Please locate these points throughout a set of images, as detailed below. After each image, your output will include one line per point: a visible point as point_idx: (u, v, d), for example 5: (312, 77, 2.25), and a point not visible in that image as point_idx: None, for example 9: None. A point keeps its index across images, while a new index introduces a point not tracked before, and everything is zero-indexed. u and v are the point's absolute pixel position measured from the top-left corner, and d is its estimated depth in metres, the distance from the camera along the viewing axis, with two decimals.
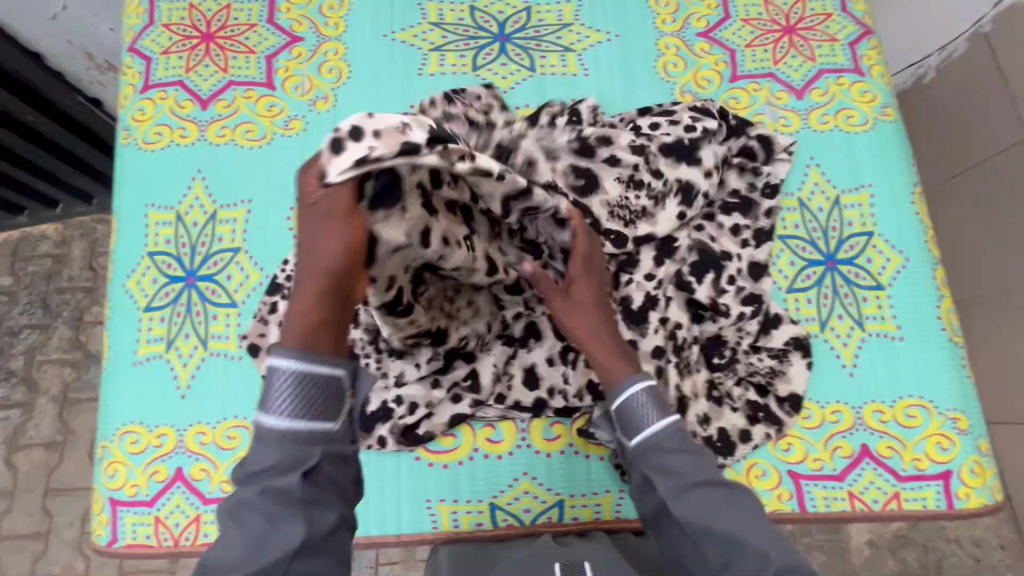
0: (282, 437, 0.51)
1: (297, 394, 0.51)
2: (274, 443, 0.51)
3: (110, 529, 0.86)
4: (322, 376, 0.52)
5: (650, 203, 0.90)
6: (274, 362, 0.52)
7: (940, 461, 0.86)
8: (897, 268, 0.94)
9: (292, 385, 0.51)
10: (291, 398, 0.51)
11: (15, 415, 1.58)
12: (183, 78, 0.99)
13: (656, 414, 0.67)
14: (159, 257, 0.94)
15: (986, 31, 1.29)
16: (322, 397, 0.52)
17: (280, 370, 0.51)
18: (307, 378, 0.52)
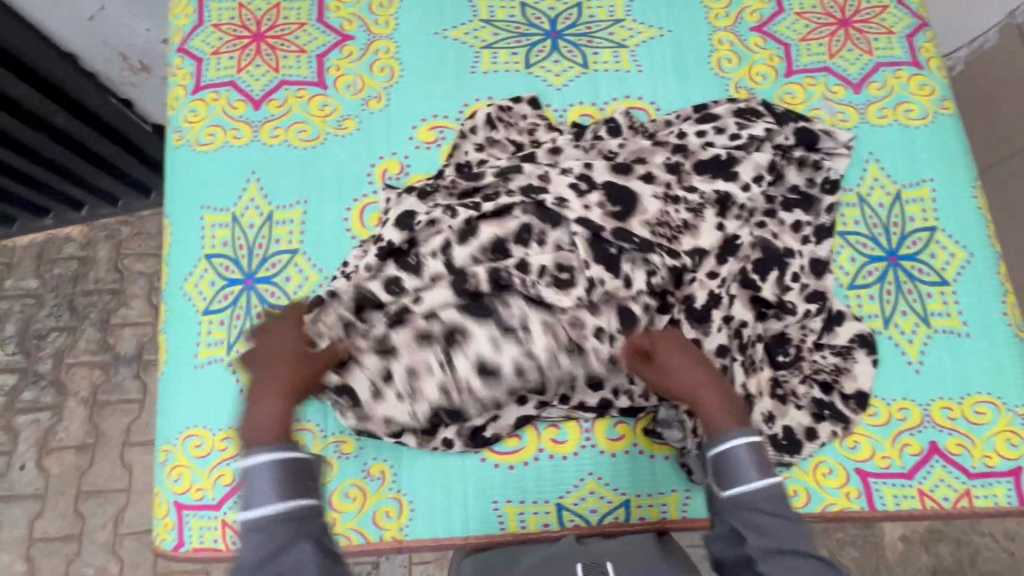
0: (273, 518, 0.68)
1: (271, 481, 0.70)
2: (262, 527, 0.68)
3: (176, 533, 0.86)
4: (286, 459, 0.71)
5: (690, 215, 0.88)
6: (251, 464, 0.71)
7: (1010, 458, 0.86)
8: (961, 264, 0.93)
9: (269, 476, 0.70)
10: (268, 485, 0.70)
11: (45, 417, 1.58)
12: (235, 79, 0.99)
13: (755, 473, 0.73)
14: (216, 260, 0.93)
15: (1020, 22, 1.28)
16: (289, 480, 0.70)
17: (257, 468, 0.70)
18: (284, 468, 0.71)
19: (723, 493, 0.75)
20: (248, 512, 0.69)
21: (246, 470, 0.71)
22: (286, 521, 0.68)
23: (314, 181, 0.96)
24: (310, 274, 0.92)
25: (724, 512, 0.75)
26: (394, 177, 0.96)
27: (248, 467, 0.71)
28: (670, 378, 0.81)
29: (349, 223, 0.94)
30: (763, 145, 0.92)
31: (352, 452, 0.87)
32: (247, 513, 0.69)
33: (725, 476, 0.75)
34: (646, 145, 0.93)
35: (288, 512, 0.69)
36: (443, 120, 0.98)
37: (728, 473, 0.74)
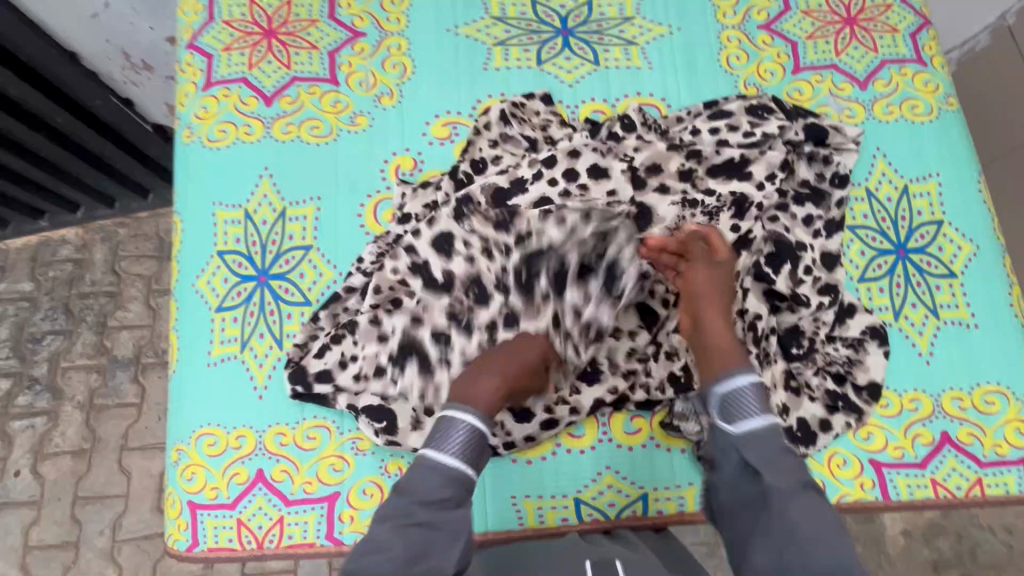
0: (449, 473, 0.64)
1: (465, 446, 0.66)
2: (439, 475, 0.64)
3: (189, 533, 0.84)
4: (485, 431, 0.67)
5: (707, 220, 0.90)
6: (458, 416, 0.67)
7: (1020, 446, 0.87)
8: (969, 256, 0.94)
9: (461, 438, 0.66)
10: (459, 442, 0.66)
11: (41, 423, 1.55)
12: (246, 75, 0.98)
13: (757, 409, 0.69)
14: (228, 257, 0.92)
15: (1010, 24, 1.33)
16: (479, 449, 0.67)
17: (460, 423, 0.66)
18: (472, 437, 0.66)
19: (727, 425, 0.70)
20: (434, 452, 0.65)
21: (453, 418, 0.67)
22: (453, 485, 0.64)
23: (328, 177, 0.95)
24: (324, 271, 0.92)
25: (727, 446, 0.69)
26: (408, 172, 0.96)
27: (457, 416, 0.67)
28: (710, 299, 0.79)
29: (364, 220, 0.94)
30: (777, 143, 0.93)
31: (369, 449, 0.86)
32: (441, 455, 0.65)
33: (732, 407, 0.70)
34: (662, 149, 0.91)
35: (462, 478, 0.65)
36: (456, 117, 0.98)
37: (732, 400, 0.70)
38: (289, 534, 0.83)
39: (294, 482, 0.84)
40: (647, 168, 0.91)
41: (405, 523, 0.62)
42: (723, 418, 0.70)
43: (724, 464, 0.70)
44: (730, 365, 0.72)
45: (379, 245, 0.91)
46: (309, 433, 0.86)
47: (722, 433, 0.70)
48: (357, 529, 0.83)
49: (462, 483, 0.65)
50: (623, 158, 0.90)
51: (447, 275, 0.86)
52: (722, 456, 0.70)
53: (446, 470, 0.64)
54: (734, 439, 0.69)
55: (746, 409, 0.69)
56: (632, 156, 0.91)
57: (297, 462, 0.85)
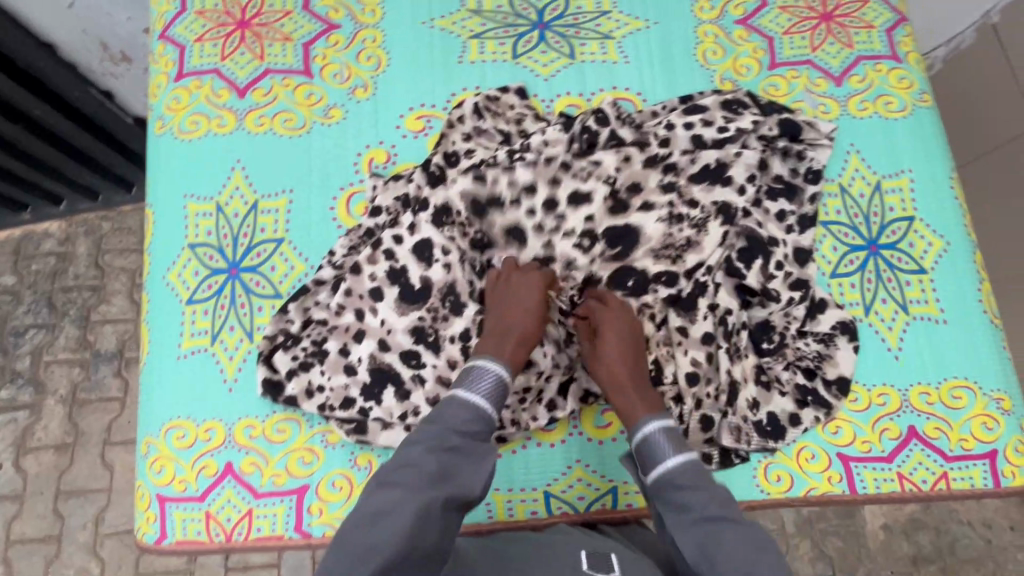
0: (474, 409, 0.72)
1: (492, 388, 0.75)
2: (468, 409, 0.72)
3: (158, 526, 0.84)
4: (506, 380, 0.76)
5: (694, 232, 0.90)
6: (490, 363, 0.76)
7: (986, 441, 0.88)
8: (939, 253, 0.95)
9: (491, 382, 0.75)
10: (485, 386, 0.75)
11: (23, 416, 1.54)
12: (219, 66, 0.98)
13: (668, 455, 0.74)
14: (200, 249, 0.92)
15: (995, 21, 1.35)
16: (502, 395, 0.75)
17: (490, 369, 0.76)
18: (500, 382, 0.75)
19: (645, 473, 0.76)
20: (464, 393, 0.73)
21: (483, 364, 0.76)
22: (480, 421, 0.72)
23: (300, 170, 0.95)
24: (296, 264, 0.91)
25: (652, 497, 0.74)
26: (381, 165, 0.95)
27: (484, 366, 0.76)
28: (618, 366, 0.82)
29: (336, 213, 0.93)
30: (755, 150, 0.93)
31: (339, 442, 0.86)
32: (470, 395, 0.73)
33: (646, 457, 0.76)
34: (639, 169, 0.92)
35: (485, 415, 0.73)
36: (430, 110, 0.98)
37: (645, 449, 0.76)
38: (258, 527, 0.83)
39: (263, 474, 0.84)
40: (627, 188, 0.92)
41: (438, 447, 0.68)
42: (641, 470, 0.76)
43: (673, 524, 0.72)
44: (637, 426, 0.78)
45: (351, 239, 0.91)
46: (278, 426, 0.86)
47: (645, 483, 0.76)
48: (326, 521, 0.83)
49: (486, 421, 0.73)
50: (606, 181, 0.91)
51: (425, 282, 0.87)
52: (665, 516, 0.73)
53: (473, 407, 0.72)
54: (652, 486, 0.74)
55: (655, 459, 0.75)
56: (613, 177, 0.91)
57: (266, 455, 0.85)
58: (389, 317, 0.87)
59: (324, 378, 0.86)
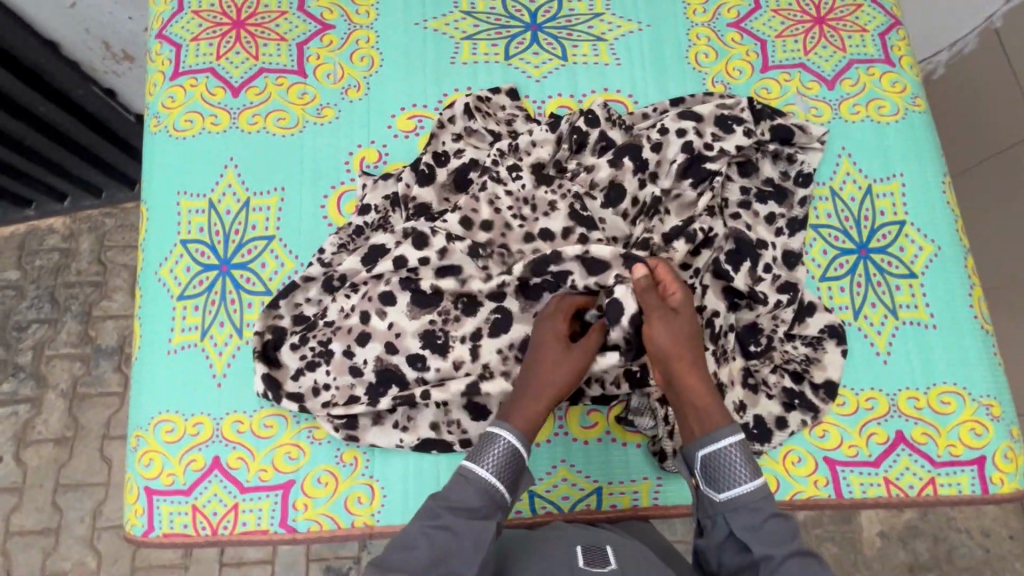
0: (481, 486, 0.67)
1: (504, 459, 0.69)
2: (473, 485, 0.67)
3: (145, 518, 0.85)
4: (522, 451, 0.70)
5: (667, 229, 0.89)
6: (501, 433, 0.70)
7: (975, 447, 0.88)
8: (930, 257, 0.94)
9: (502, 455, 0.69)
10: (495, 457, 0.69)
11: (24, 410, 1.56)
12: (214, 65, 0.99)
13: (746, 473, 0.69)
14: (192, 245, 0.93)
15: (997, 27, 1.36)
16: (514, 468, 0.70)
17: (500, 440, 0.70)
18: (512, 456, 0.69)
19: (713, 492, 0.70)
20: (471, 464, 0.69)
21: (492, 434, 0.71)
22: (486, 499, 0.67)
23: (291, 169, 0.96)
24: (286, 261, 0.92)
25: (716, 515, 0.70)
26: (372, 164, 0.96)
27: (497, 433, 0.70)
28: (687, 357, 0.75)
29: (327, 211, 0.94)
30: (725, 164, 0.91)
31: (325, 438, 0.87)
32: (478, 468, 0.68)
33: (717, 475, 0.70)
34: (625, 176, 0.91)
35: (494, 492, 0.67)
36: (421, 110, 0.98)
37: (714, 466, 0.70)
38: (243, 521, 0.84)
39: (249, 469, 0.85)
40: (609, 190, 0.91)
41: (431, 523, 0.64)
42: (707, 485, 0.71)
43: (711, 531, 0.71)
44: (710, 425, 0.72)
45: (341, 237, 0.91)
46: (265, 421, 0.87)
47: (708, 499, 0.71)
48: (311, 517, 0.84)
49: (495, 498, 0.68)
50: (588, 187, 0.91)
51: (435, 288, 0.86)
52: (710, 524, 0.71)
53: (480, 482, 0.67)
54: (721, 505, 0.70)
55: (730, 477, 0.69)
56: (597, 183, 0.91)
57: (253, 450, 0.86)
58: (400, 320, 0.87)
59: (329, 378, 0.87)
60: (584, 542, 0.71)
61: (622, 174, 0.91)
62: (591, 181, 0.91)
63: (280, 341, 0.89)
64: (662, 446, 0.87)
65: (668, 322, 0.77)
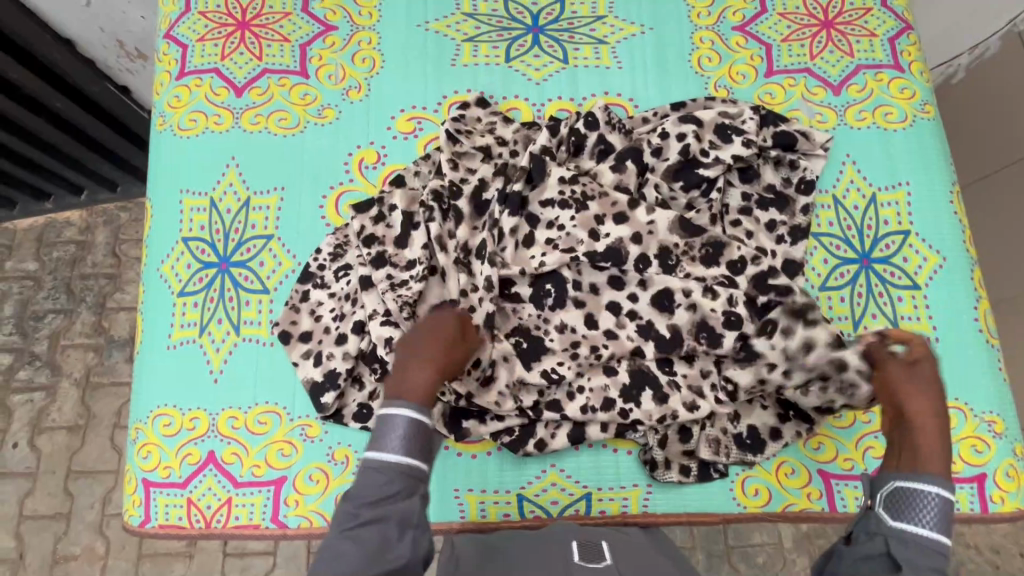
0: (393, 471, 0.63)
1: (407, 436, 0.64)
2: (384, 473, 0.62)
3: (143, 509, 0.87)
4: (423, 421, 0.66)
5: (683, 236, 0.87)
6: (393, 411, 0.65)
7: (975, 464, 0.86)
8: (934, 268, 0.92)
9: (404, 430, 0.64)
10: (399, 435, 0.64)
11: (39, 398, 1.60)
12: (218, 66, 1.00)
13: (930, 524, 0.63)
14: (193, 243, 0.94)
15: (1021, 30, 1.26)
16: (423, 441, 0.65)
17: (395, 418, 0.65)
18: (414, 425, 0.65)
19: (889, 517, 0.65)
20: (377, 453, 0.63)
21: (386, 415, 0.65)
22: (402, 479, 0.62)
23: (293, 170, 0.97)
24: (283, 260, 0.93)
25: (877, 532, 0.64)
26: (370, 166, 0.97)
27: (392, 414, 0.65)
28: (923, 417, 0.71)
29: (325, 211, 0.95)
30: (721, 172, 0.90)
31: (318, 436, 0.87)
32: (383, 454, 0.63)
33: (902, 502, 0.65)
34: (629, 178, 0.90)
35: (410, 472, 0.63)
36: (421, 112, 0.99)
37: (903, 498, 0.65)
38: (236, 515, 0.85)
39: (243, 464, 0.87)
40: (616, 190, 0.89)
41: (353, 525, 0.60)
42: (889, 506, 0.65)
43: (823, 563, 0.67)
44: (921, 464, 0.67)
45: (338, 237, 0.93)
46: (259, 418, 0.88)
47: (876, 519, 0.65)
48: (302, 513, 0.85)
49: (415, 476, 0.64)
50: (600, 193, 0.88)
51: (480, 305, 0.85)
52: (865, 539, 0.65)
53: (394, 469, 0.62)
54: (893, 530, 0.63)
55: (915, 516, 0.63)
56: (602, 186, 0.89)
57: (247, 445, 0.87)
58: None
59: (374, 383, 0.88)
60: (580, 537, 0.75)
61: (626, 177, 0.90)
62: (602, 190, 0.88)
63: (282, 343, 0.90)
64: (653, 456, 0.87)
65: (906, 368, 0.75)
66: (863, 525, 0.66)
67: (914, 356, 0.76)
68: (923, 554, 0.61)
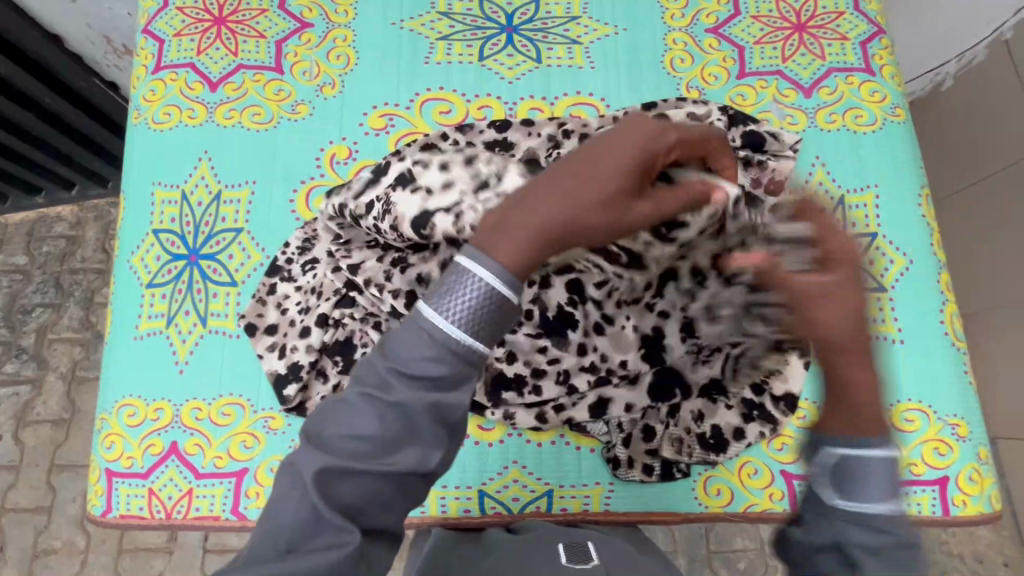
0: (452, 347, 0.47)
1: (479, 317, 0.48)
2: (426, 343, 0.47)
3: (105, 499, 0.87)
4: (502, 303, 0.49)
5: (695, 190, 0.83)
6: (469, 272, 0.49)
7: (937, 466, 0.86)
8: (901, 270, 0.92)
9: (474, 300, 0.48)
10: (466, 305, 0.48)
11: (25, 391, 1.61)
12: (194, 60, 1.01)
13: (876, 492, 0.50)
14: (163, 235, 0.95)
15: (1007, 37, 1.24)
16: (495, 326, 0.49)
17: (468, 282, 0.48)
18: (488, 304, 0.48)
19: (831, 492, 0.52)
20: (433, 312, 0.48)
21: (458, 272, 0.49)
22: (451, 359, 0.48)
23: (263, 164, 0.98)
24: (253, 253, 0.94)
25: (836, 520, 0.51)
26: (341, 162, 0.98)
27: (469, 271, 0.49)
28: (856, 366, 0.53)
29: (296, 206, 0.96)
30: None
31: (281, 428, 0.88)
32: (440, 319, 0.48)
33: (850, 478, 0.51)
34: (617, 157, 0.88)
35: (466, 355, 0.48)
36: (392, 109, 1.00)
37: (853, 466, 0.51)
38: (197, 506, 0.85)
39: (205, 455, 0.87)
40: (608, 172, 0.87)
41: (378, 392, 0.47)
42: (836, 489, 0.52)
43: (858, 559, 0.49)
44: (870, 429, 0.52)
45: (306, 232, 0.93)
46: (223, 409, 0.88)
47: (821, 499, 0.52)
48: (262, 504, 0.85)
49: (466, 362, 0.48)
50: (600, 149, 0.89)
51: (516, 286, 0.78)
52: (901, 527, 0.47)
53: (445, 344, 0.47)
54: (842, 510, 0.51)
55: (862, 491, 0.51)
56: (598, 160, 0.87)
57: (210, 437, 0.87)
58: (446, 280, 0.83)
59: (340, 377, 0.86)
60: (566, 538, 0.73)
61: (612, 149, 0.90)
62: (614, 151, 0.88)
63: (248, 335, 0.90)
64: (616, 454, 0.87)
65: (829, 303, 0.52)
66: (811, 503, 0.53)
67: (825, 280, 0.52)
68: (884, 539, 0.49)
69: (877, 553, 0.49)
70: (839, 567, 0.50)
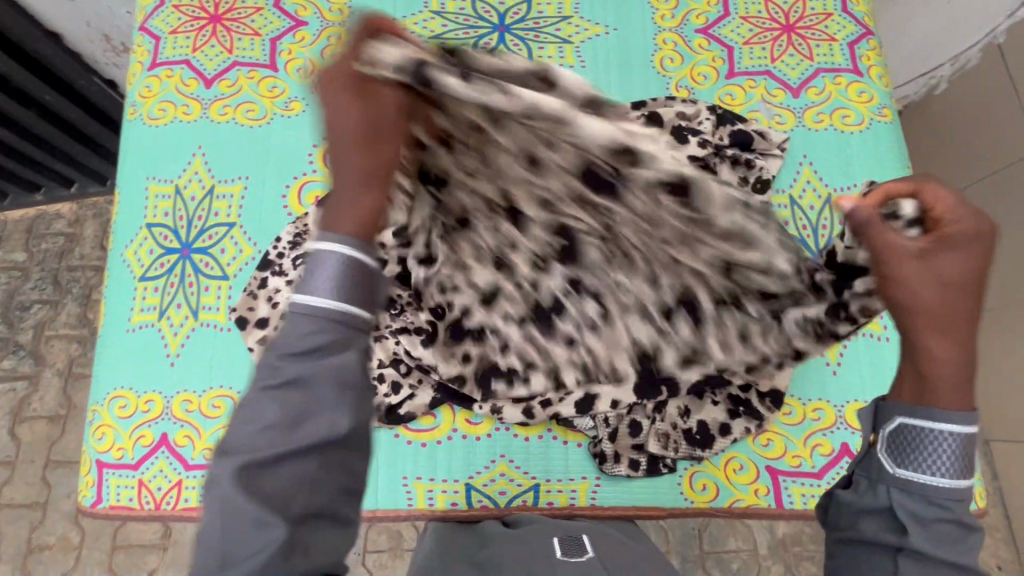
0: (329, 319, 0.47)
1: (340, 278, 0.48)
2: (314, 320, 0.47)
3: (95, 490, 0.88)
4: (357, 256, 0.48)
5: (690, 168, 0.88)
6: (324, 249, 0.48)
7: None
8: None
9: (337, 272, 0.48)
10: (330, 281, 0.47)
11: (21, 386, 1.61)
12: (189, 57, 1.03)
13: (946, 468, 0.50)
14: (156, 229, 0.96)
15: (1001, 41, 1.25)
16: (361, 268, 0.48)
17: (325, 256, 0.48)
18: (350, 267, 0.48)
19: (887, 459, 0.53)
20: (304, 297, 0.47)
21: (315, 254, 0.48)
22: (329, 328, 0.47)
23: (256, 159, 0.99)
24: (244, 248, 0.95)
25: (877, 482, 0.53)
26: None
27: (320, 251, 0.48)
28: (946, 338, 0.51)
29: (287, 200, 0.97)
30: None
31: None
32: (309, 297, 0.47)
33: (909, 444, 0.52)
34: None
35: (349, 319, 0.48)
36: None
37: (914, 435, 0.51)
38: (186, 497, 0.86)
39: (195, 447, 0.87)
40: None
41: (272, 383, 0.46)
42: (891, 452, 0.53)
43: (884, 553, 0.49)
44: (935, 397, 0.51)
45: (298, 226, 0.94)
46: (213, 402, 0.89)
47: (876, 463, 0.54)
48: None
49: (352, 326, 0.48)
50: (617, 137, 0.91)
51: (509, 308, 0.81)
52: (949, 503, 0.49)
53: (322, 316, 0.47)
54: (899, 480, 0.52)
55: (923, 460, 0.51)
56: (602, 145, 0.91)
57: (199, 429, 0.88)
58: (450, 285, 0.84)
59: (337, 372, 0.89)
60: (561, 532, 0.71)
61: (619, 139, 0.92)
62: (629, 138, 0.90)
63: (239, 329, 0.91)
64: (603, 449, 0.88)
65: (916, 266, 0.51)
66: (864, 468, 0.55)
67: (927, 245, 0.51)
68: (942, 514, 0.50)
69: (924, 523, 0.50)
70: (885, 530, 0.51)
